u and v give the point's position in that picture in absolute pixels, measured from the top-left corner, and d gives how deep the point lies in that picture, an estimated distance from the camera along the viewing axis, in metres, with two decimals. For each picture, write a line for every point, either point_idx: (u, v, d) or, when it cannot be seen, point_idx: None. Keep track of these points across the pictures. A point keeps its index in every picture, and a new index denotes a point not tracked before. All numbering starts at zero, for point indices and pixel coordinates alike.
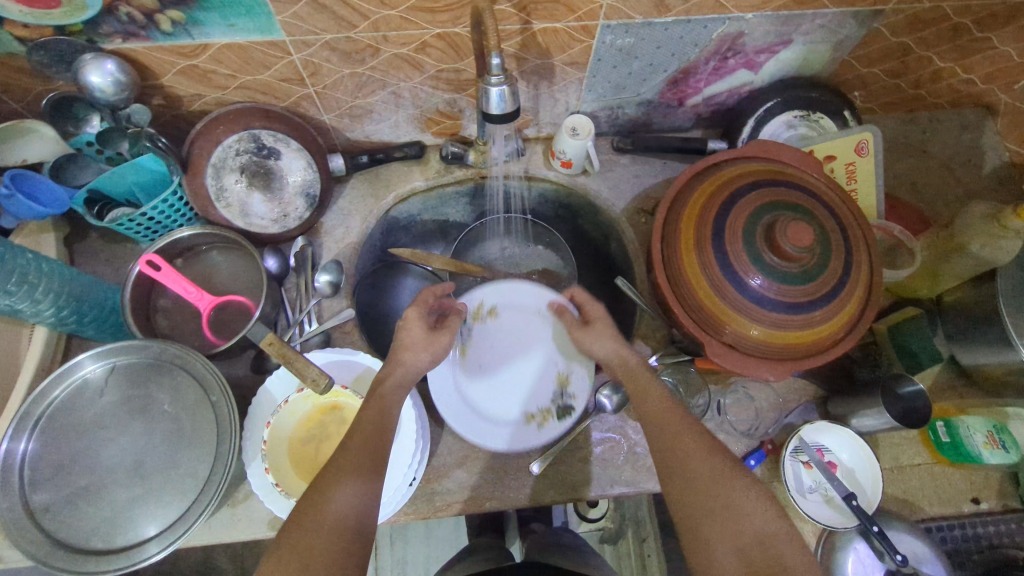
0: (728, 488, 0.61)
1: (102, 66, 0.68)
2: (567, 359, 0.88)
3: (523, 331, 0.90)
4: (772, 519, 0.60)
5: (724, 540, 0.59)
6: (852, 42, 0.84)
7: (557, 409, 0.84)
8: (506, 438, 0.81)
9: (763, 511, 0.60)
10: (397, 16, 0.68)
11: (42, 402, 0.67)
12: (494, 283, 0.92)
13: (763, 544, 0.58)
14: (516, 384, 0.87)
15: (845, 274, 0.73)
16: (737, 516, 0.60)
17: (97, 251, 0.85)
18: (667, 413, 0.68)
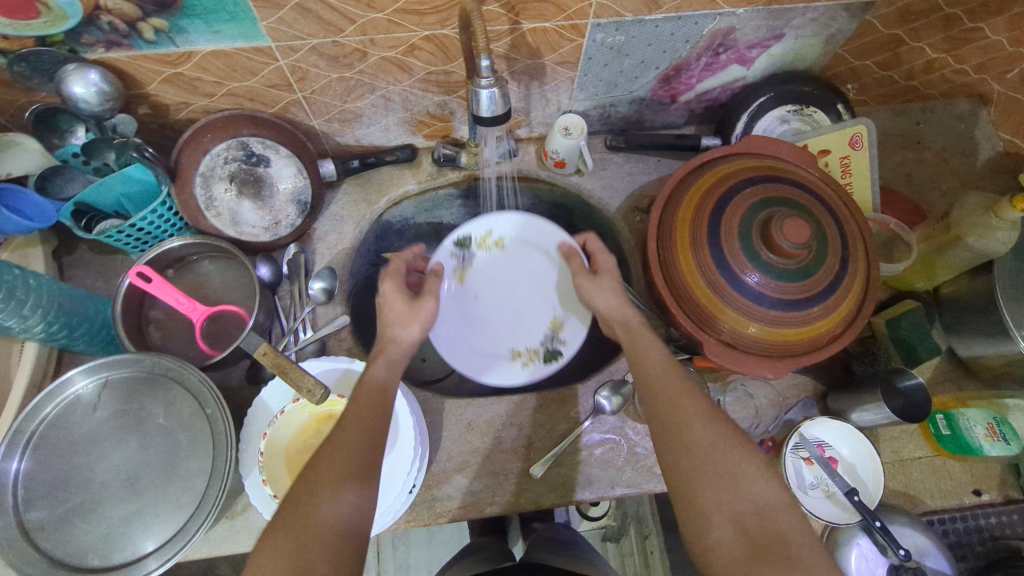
0: (727, 460, 0.61)
1: (85, 77, 0.66)
2: (565, 304, 0.88)
3: (526, 266, 0.90)
4: (775, 487, 0.60)
5: (724, 509, 0.59)
6: (844, 35, 0.83)
7: (545, 352, 0.87)
8: (488, 372, 0.85)
9: (767, 480, 0.60)
10: (384, 20, 0.67)
11: (35, 419, 0.67)
12: (508, 214, 0.89)
13: (761, 517, 0.58)
14: (511, 319, 0.89)
15: (842, 269, 0.72)
16: (739, 489, 0.59)
17: (87, 263, 0.84)
18: (672, 378, 0.67)
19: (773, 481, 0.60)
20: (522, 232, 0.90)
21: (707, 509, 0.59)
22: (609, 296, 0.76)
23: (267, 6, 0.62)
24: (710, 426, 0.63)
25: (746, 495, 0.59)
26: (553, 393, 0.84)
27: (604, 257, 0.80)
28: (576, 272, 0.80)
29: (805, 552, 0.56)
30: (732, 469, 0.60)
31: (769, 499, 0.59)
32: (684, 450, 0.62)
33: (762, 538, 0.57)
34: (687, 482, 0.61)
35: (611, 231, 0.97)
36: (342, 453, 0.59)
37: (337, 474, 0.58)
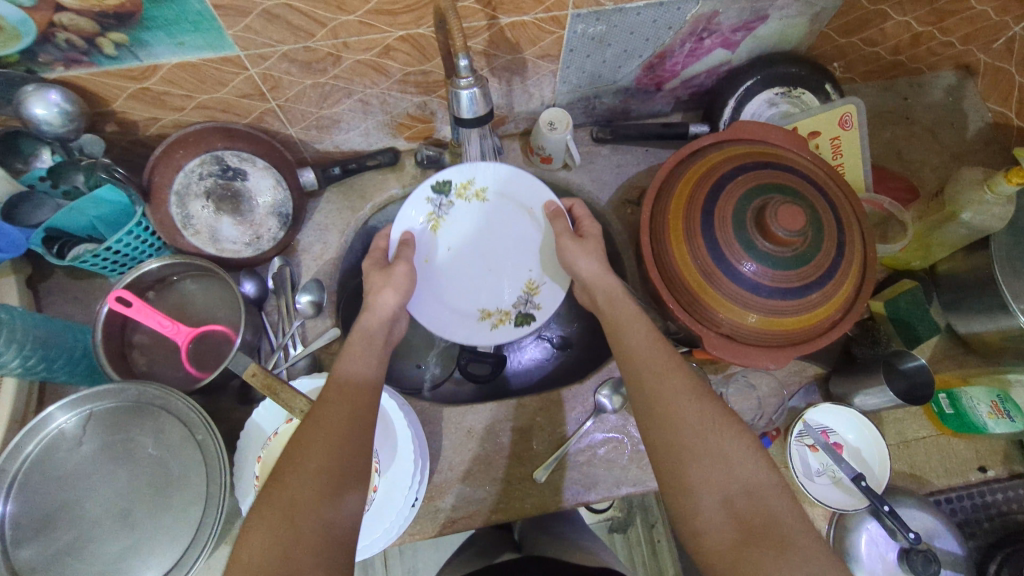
0: (716, 440, 0.59)
1: (46, 97, 0.63)
2: (542, 268, 0.90)
3: (505, 221, 0.90)
4: (763, 468, 0.58)
5: (712, 490, 0.57)
6: (829, 13, 0.81)
7: (517, 315, 0.90)
8: (457, 329, 0.88)
9: (753, 459, 0.58)
10: (356, 22, 0.64)
11: (16, 460, 0.64)
12: (495, 165, 0.87)
13: (751, 498, 0.56)
14: (485, 276, 0.90)
15: (838, 255, 0.71)
16: (732, 476, 0.57)
17: (66, 288, 0.81)
18: (661, 360, 0.65)
19: (757, 457, 0.58)
20: (504, 186, 0.89)
21: (698, 493, 0.57)
22: (589, 260, 0.77)
23: (233, 14, 0.60)
24: (695, 405, 0.61)
25: (734, 473, 0.57)
26: (553, 394, 0.83)
27: (591, 224, 0.81)
28: (559, 233, 0.81)
29: (795, 531, 0.54)
30: (719, 451, 0.58)
31: (758, 479, 0.57)
32: (675, 433, 0.60)
33: (752, 521, 0.55)
34: (677, 467, 0.59)
35: (602, 224, 0.95)
36: (324, 451, 0.57)
37: (320, 479, 0.55)
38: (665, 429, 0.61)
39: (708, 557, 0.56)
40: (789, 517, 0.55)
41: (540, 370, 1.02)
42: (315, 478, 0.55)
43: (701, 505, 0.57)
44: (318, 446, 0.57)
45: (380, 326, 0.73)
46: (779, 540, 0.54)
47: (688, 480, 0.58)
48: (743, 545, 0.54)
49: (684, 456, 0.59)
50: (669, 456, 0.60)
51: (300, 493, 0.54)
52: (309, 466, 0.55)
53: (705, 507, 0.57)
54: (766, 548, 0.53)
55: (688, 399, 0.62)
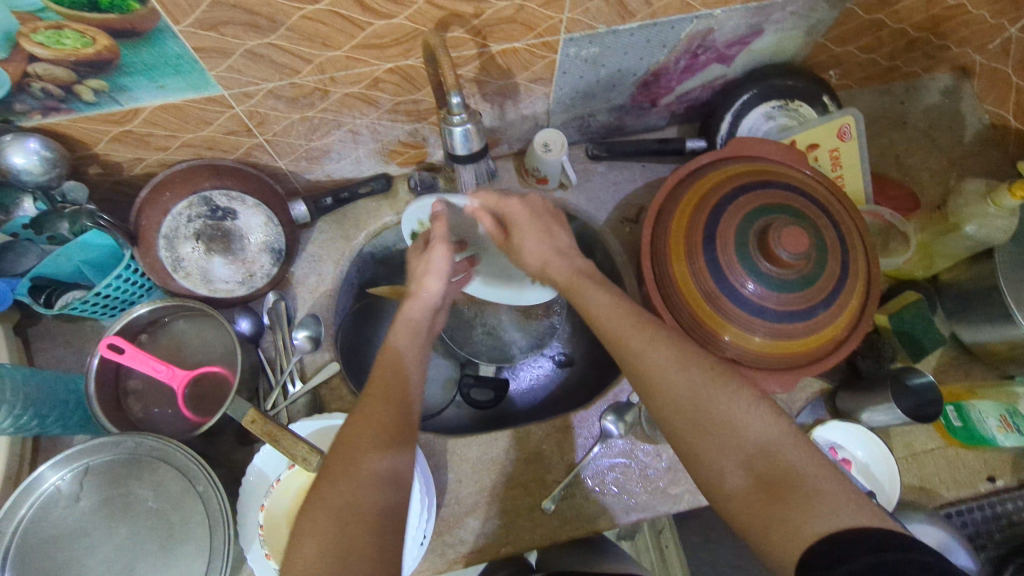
0: (715, 402, 0.56)
1: (24, 146, 0.61)
2: None
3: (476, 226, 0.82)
4: (771, 423, 0.54)
5: (729, 452, 0.54)
6: (825, 25, 0.80)
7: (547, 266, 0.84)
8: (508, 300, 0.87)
9: (760, 412, 0.55)
10: (343, 57, 0.62)
11: (10, 524, 0.63)
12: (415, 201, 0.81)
13: (769, 456, 0.52)
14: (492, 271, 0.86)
15: (842, 275, 0.70)
16: (754, 440, 0.53)
17: (56, 333, 0.79)
18: None
19: (762, 409, 0.55)
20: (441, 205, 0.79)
21: (714, 460, 0.54)
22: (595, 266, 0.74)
23: (215, 56, 0.58)
24: (684, 375, 0.58)
25: (742, 433, 0.54)
26: (558, 420, 0.82)
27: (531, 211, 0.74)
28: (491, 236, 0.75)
29: (819, 480, 0.50)
30: (725, 415, 0.55)
31: (763, 434, 0.54)
32: (679, 397, 0.57)
33: (769, 468, 0.52)
34: (683, 437, 0.56)
35: (599, 244, 0.93)
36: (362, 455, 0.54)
37: None
38: (670, 410, 0.57)
39: (738, 517, 0.53)
40: (816, 467, 0.51)
41: (544, 389, 1.00)
42: (348, 487, 0.52)
43: (719, 469, 0.54)
44: (353, 456, 0.54)
45: (422, 315, 0.69)
46: (799, 489, 0.50)
47: (699, 447, 0.55)
48: (762, 494, 0.51)
49: (696, 420, 0.56)
50: (670, 420, 0.57)
51: (333, 501, 0.51)
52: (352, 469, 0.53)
53: (722, 464, 0.54)
54: (792, 505, 0.49)
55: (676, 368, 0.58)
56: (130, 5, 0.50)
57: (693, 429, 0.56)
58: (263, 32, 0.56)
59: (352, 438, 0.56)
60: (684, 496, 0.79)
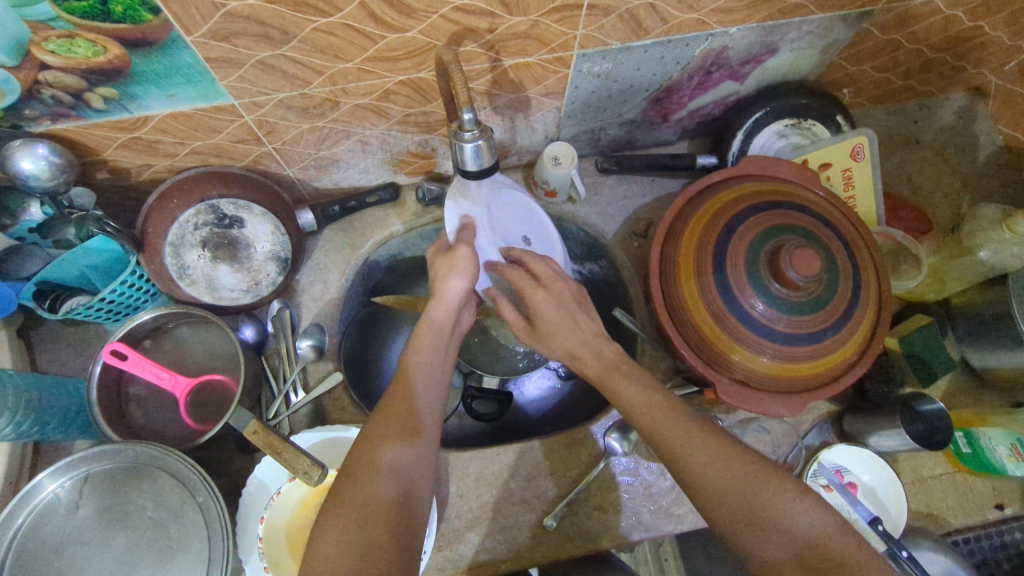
0: (763, 495, 0.54)
1: (33, 151, 0.60)
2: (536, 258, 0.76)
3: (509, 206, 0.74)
4: (814, 515, 0.54)
5: (781, 546, 0.52)
6: (840, 44, 0.79)
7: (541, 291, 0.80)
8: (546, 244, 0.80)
9: (804, 508, 0.54)
10: (354, 69, 0.62)
11: (7, 533, 0.62)
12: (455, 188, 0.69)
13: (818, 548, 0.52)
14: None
15: (854, 298, 0.69)
16: (800, 537, 0.52)
17: (59, 335, 0.79)
18: None
19: (799, 493, 0.55)
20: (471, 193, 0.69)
21: (757, 549, 0.53)
22: None
23: (226, 66, 0.57)
24: (722, 470, 0.56)
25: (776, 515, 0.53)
26: (562, 436, 0.81)
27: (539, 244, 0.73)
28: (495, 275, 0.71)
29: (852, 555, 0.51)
30: (765, 507, 0.54)
31: (806, 526, 0.53)
32: (713, 485, 0.55)
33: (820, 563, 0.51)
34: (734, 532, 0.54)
35: (607, 258, 0.93)
36: (368, 506, 0.52)
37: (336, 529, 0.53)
38: (711, 506, 0.55)
39: None
40: (863, 559, 0.51)
41: (546, 401, 0.99)
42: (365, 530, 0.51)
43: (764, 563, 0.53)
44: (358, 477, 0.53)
45: (446, 316, 0.65)
46: None
47: (745, 547, 0.54)
48: None
49: (733, 511, 0.54)
50: (707, 514, 0.56)
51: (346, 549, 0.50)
52: (362, 509, 0.52)
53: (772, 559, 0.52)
54: None
55: (718, 461, 0.56)
56: (143, 16, 0.49)
57: (732, 520, 0.54)
58: (274, 44, 0.56)
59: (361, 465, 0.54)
60: (687, 517, 0.78)
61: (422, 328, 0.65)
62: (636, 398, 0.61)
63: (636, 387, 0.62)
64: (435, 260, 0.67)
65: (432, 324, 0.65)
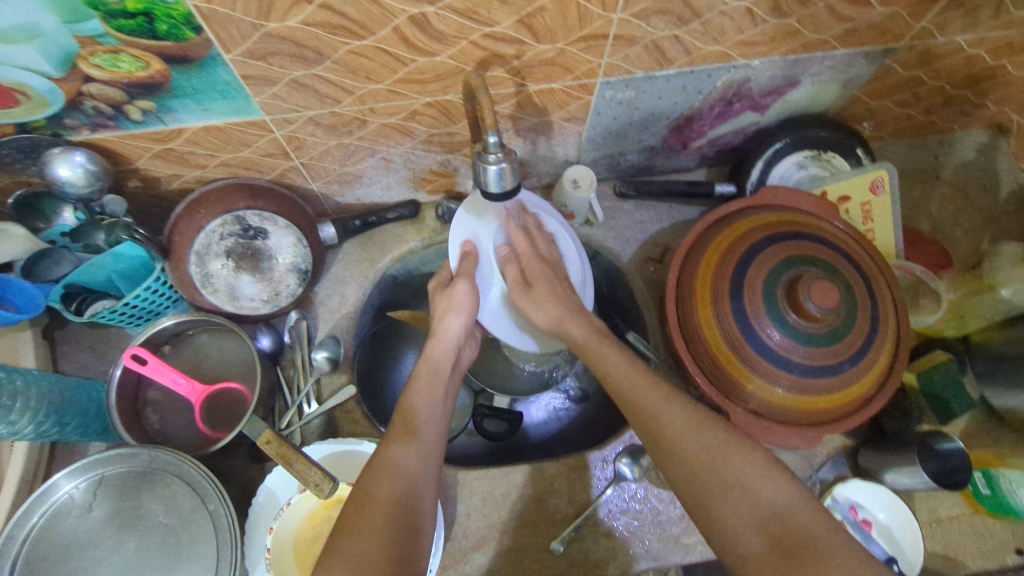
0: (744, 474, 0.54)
1: (70, 159, 0.62)
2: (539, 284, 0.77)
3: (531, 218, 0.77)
4: None
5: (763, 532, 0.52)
6: (862, 79, 0.80)
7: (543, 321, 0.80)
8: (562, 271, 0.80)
9: None
10: (384, 90, 0.64)
11: (21, 532, 0.63)
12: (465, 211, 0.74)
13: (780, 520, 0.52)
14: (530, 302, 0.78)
15: (871, 331, 0.69)
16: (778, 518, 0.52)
17: (82, 338, 0.81)
18: None
19: None
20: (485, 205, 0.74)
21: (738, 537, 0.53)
22: None
23: (261, 83, 0.59)
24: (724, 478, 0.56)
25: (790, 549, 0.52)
26: (572, 459, 0.81)
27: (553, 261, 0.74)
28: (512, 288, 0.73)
29: (832, 541, 0.50)
30: (743, 483, 0.54)
31: (785, 499, 0.53)
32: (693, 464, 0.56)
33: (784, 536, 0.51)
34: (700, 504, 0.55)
35: (622, 282, 0.93)
36: (380, 515, 0.54)
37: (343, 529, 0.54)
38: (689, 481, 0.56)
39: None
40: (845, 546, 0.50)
41: (557, 424, 0.98)
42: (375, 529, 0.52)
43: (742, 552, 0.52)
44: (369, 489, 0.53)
45: (445, 355, 0.71)
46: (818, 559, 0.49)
47: (721, 527, 0.54)
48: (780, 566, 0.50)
49: (713, 492, 0.54)
50: (687, 494, 0.56)
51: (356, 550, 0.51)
52: (376, 518, 0.53)
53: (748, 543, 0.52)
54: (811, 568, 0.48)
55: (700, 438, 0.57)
56: (186, 35, 0.51)
57: (713, 501, 0.54)
58: (309, 64, 0.58)
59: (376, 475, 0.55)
60: (696, 548, 0.77)
61: (422, 368, 0.69)
62: (646, 406, 0.61)
63: (631, 389, 0.63)
64: (437, 294, 0.74)
65: (431, 364, 0.69)
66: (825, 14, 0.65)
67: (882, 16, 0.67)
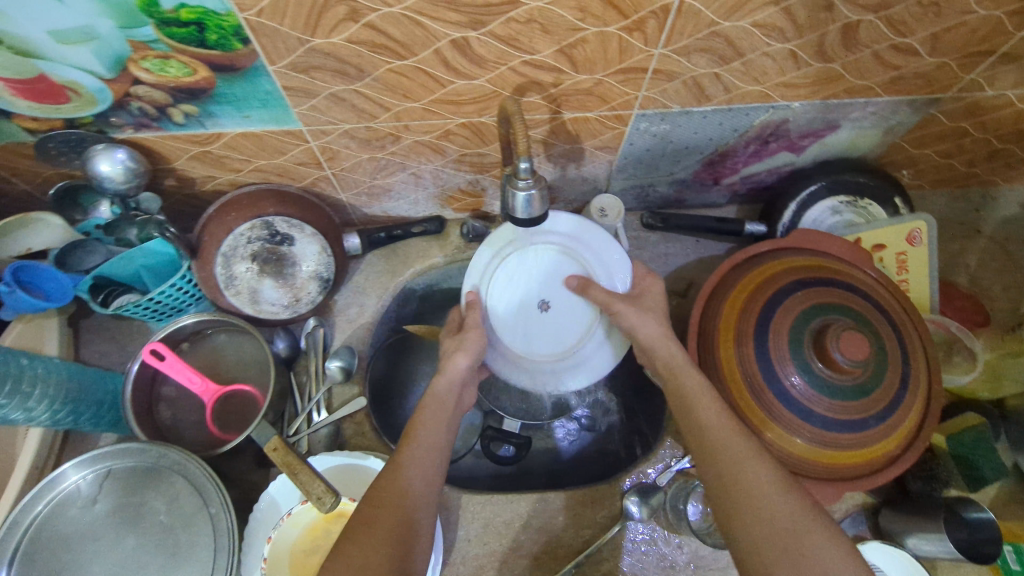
0: (774, 501, 0.53)
1: (112, 155, 0.64)
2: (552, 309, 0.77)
3: (535, 259, 0.76)
4: None
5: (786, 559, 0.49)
6: (905, 128, 0.78)
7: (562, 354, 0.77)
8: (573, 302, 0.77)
9: None
10: (420, 108, 0.64)
11: (25, 519, 0.63)
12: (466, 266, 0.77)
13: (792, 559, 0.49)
14: (529, 355, 0.76)
15: (900, 387, 0.66)
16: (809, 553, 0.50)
17: (105, 327, 0.82)
18: None
19: None
20: (493, 248, 0.76)
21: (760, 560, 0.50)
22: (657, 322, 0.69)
23: (300, 95, 0.60)
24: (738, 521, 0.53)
25: None
26: (578, 491, 0.79)
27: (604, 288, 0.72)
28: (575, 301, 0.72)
29: None
30: None
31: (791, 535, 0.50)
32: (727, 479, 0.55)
33: None
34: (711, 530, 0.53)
35: None
36: (381, 531, 0.53)
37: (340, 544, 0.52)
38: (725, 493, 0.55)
39: None
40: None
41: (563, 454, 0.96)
42: (382, 544, 0.52)
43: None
44: None
45: (449, 390, 0.66)
46: None
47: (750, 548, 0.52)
48: None
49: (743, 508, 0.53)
50: None
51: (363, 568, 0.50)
52: (375, 539, 0.52)
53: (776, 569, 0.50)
54: None
55: (746, 457, 0.57)
56: (234, 45, 0.53)
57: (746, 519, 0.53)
58: (349, 79, 0.59)
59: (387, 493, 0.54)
60: None
61: (425, 402, 0.65)
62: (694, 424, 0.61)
63: None
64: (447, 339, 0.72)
65: (434, 397, 0.65)
66: (871, 60, 0.64)
67: (930, 66, 0.66)
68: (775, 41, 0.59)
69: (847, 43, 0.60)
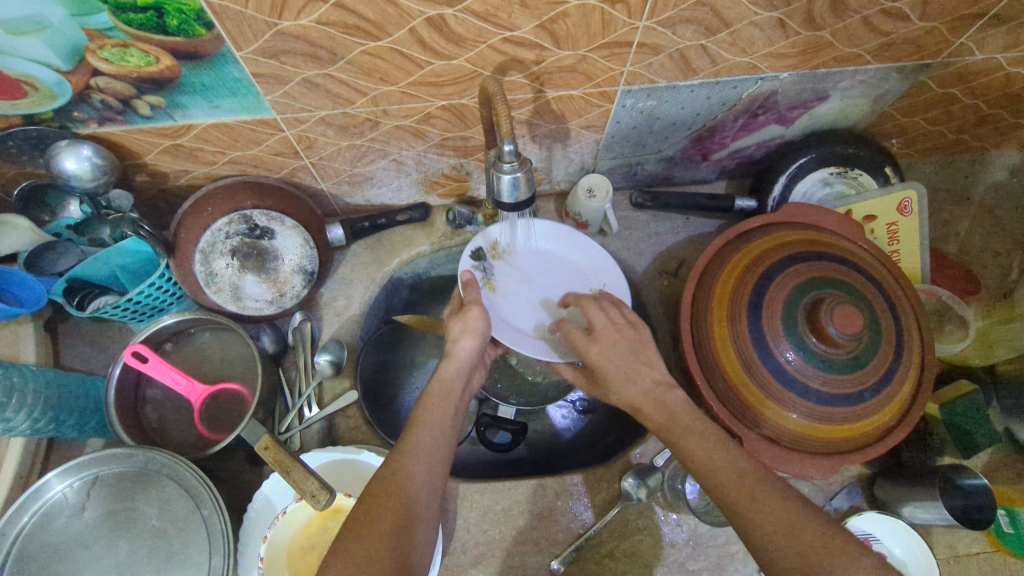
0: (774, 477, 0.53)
1: (77, 152, 0.61)
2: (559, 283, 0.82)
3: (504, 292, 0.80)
4: None
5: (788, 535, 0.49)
6: (894, 96, 0.77)
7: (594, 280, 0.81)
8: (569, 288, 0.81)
9: None
10: (397, 92, 0.62)
11: (11, 531, 0.62)
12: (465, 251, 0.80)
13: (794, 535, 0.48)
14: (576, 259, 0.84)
15: (895, 358, 0.66)
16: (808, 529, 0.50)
17: (85, 330, 0.80)
18: None
19: None
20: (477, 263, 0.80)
21: (762, 538, 0.50)
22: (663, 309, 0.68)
23: (272, 82, 0.58)
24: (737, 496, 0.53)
25: None
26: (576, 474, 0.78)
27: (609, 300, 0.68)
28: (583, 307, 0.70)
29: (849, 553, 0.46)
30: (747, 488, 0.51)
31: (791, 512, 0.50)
32: None
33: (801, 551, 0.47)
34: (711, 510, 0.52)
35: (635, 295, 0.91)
36: None
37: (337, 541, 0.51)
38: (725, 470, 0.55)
39: None
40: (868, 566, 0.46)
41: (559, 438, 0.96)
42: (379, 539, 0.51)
43: None
44: (370, 504, 0.51)
45: (458, 374, 0.64)
46: None
47: (751, 528, 0.51)
48: None
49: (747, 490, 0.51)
50: None
51: (371, 563, 0.48)
52: None
53: None
54: None
55: None
56: (197, 30, 0.50)
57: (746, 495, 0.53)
58: (322, 64, 0.56)
59: (387, 486, 0.52)
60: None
61: (431, 385, 0.63)
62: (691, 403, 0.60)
63: (662, 399, 0.61)
64: (454, 318, 0.69)
65: (439, 384, 0.62)
66: (860, 27, 0.62)
67: (919, 31, 0.64)
68: (762, 10, 0.57)
69: (836, 9, 0.58)
